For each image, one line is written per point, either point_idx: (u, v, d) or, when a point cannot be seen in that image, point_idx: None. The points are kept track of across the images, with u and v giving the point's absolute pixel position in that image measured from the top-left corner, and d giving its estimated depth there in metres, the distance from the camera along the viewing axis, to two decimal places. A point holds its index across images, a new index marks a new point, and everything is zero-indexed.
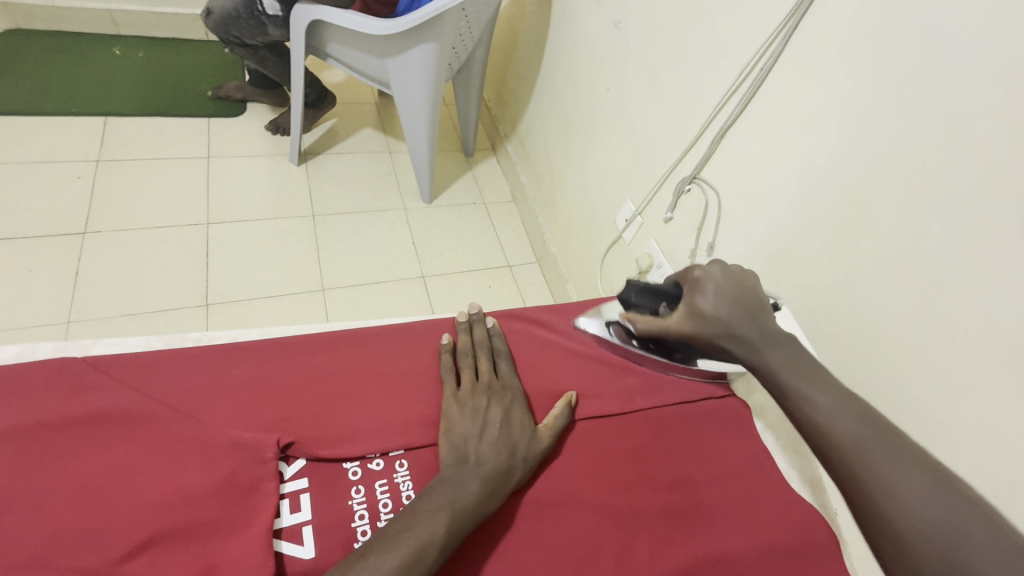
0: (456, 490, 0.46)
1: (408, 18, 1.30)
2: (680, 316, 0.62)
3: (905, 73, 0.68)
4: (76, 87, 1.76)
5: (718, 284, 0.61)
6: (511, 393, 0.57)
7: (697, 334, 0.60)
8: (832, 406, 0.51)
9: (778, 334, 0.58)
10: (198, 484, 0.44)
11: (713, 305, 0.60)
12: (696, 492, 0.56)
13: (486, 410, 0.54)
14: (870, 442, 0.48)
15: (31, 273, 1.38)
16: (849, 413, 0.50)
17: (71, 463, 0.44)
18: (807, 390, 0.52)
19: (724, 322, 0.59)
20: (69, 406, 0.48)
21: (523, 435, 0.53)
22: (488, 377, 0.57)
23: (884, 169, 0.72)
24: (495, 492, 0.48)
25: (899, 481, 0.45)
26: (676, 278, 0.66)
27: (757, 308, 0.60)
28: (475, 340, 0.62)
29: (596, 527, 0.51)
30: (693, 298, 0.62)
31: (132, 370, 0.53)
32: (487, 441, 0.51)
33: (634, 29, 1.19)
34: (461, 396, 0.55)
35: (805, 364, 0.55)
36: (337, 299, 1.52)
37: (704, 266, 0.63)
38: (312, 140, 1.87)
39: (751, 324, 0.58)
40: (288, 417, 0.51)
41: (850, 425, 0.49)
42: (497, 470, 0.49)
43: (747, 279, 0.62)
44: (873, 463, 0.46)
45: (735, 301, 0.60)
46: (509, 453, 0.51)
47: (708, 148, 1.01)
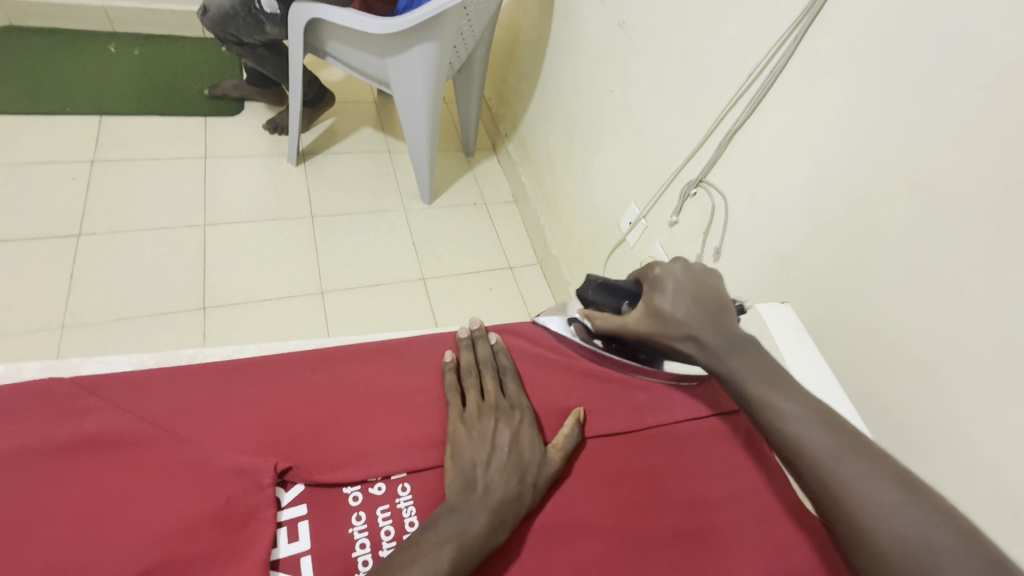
0: (464, 520, 0.44)
1: (409, 17, 1.27)
2: (638, 315, 0.61)
3: (921, 77, 0.65)
4: (71, 86, 1.73)
5: (677, 283, 0.59)
6: (518, 413, 0.55)
7: (656, 334, 0.59)
8: (800, 415, 0.49)
9: (740, 337, 0.56)
10: (194, 513, 0.42)
11: (672, 304, 0.58)
12: (710, 515, 0.54)
13: (492, 433, 0.52)
14: (842, 454, 0.46)
15: (25, 277, 1.35)
16: (820, 424, 0.48)
17: (61, 492, 0.42)
18: (775, 399, 0.50)
19: (682, 324, 0.57)
20: (60, 431, 0.46)
21: (532, 459, 0.51)
22: (492, 397, 0.55)
23: (899, 177, 0.70)
24: (504, 522, 0.46)
25: (877, 497, 0.44)
26: (637, 275, 0.65)
27: (716, 307, 0.58)
28: (480, 360, 0.60)
29: (607, 553, 0.49)
30: (652, 296, 0.60)
31: (126, 391, 0.51)
32: (495, 467, 0.49)
33: (639, 29, 1.17)
34: (468, 417, 0.53)
35: (771, 371, 0.53)
36: (336, 302, 1.50)
37: (665, 263, 0.62)
38: (310, 140, 1.84)
39: (710, 325, 0.56)
40: (288, 440, 0.49)
41: (821, 438, 0.47)
42: (505, 497, 0.47)
43: (708, 278, 0.61)
44: (846, 477, 0.45)
45: (695, 300, 0.58)
46: (519, 479, 0.49)
47: (716, 151, 0.99)
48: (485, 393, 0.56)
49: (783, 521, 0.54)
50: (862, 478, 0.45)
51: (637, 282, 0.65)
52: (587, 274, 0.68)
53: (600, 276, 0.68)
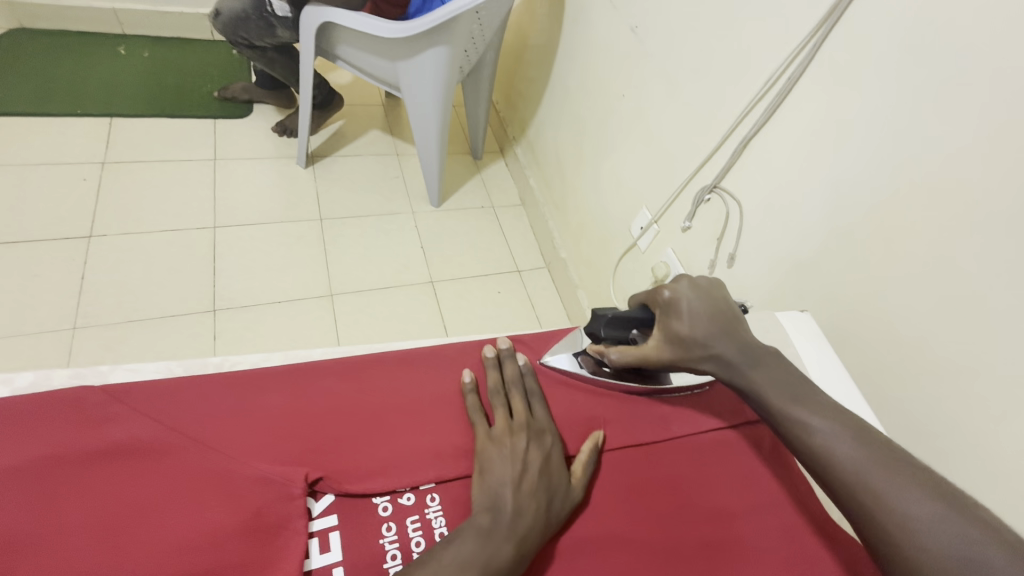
0: (492, 545, 0.43)
1: (422, 21, 1.27)
2: (656, 342, 0.60)
3: (942, 87, 0.65)
4: (81, 88, 1.74)
5: (691, 304, 0.59)
6: (548, 439, 0.54)
7: (676, 359, 0.58)
8: (828, 428, 0.48)
9: (761, 352, 0.55)
10: (225, 523, 0.42)
11: (688, 327, 0.58)
12: (737, 526, 0.54)
13: (522, 455, 0.51)
14: (875, 465, 0.45)
15: (36, 278, 1.35)
16: (849, 435, 0.48)
17: (91, 501, 0.42)
18: (802, 414, 0.50)
19: (701, 343, 0.57)
20: (86, 440, 0.45)
21: (559, 487, 0.50)
22: (524, 419, 0.55)
23: (918, 186, 0.69)
24: (528, 550, 0.45)
25: (911, 506, 0.43)
26: (645, 301, 0.65)
27: (733, 323, 0.58)
28: (512, 382, 0.59)
29: (638, 564, 0.49)
30: (667, 322, 0.60)
31: (151, 399, 0.51)
32: (523, 489, 0.48)
33: (652, 34, 1.17)
34: (496, 436, 0.53)
35: (793, 384, 0.53)
36: (346, 305, 1.50)
37: (672, 285, 0.61)
38: (319, 142, 1.85)
39: (729, 342, 0.56)
40: (317, 449, 0.49)
41: (850, 450, 0.47)
42: (530, 523, 0.46)
43: (716, 292, 0.60)
44: (879, 487, 0.44)
45: (711, 319, 0.57)
46: (546, 506, 0.48)
47: (731, 156, 0.99)
48: (515, 415, 0.55)
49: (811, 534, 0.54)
50: (896, 488, 0.44)
51: (646, 308, 0.64)
52: (595, 310, 0.68)
53: (604, 309, 0.68)
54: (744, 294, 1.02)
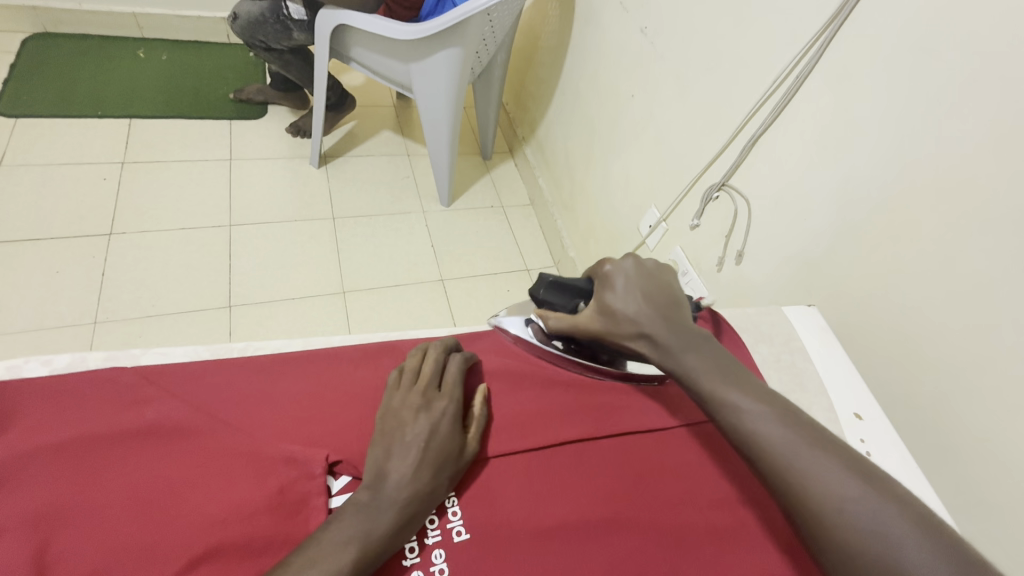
0: (372, 518, 0.43)
1: (433, 23, 1.29)
2: (591, 313, 0.60)
3: (948, 87, 0.66)
4: (101, 90, 1.78)
5: (628, 281, 0.58)
6: (440, 404, 0.51)
7: (607, 332, 0.58)
8: (759, 412, 0.46)
9: (692, 333, 0.54)
10: (250, 500, 0.44)
11: (623, 302, 0.57)
12: (745, 512, 0.52)
13: (404, 425, 0.49)
14: (805, 448, 0.44)
15: (58, 274, 1.39)
16: (779, 418, 0.46)
17: (125, 475, 0.44)
18: (731, 396, 0.48)
19: (633, 319, 0.56)
20: (122, 418, 0.47)
21: (448, 451, 0.48)
22: (418, 388, 0.52)
23: (929, 182, 0.70)
24: (410, 520, 0.44)
25: (833, 489, 0.42)
26: (589, 273, 0.64)
27: (670, 305, 0.57)
28: (421, 353, 0.57)
29: (642, 548, 0.47)
30: (603, 294, 0.59)
31: (180, 382, 0.53)
32: (405, 460, 0.46)
33: (662, 35, 1.18)
34: (393, 404, 0.51)
35: (724, 365, 0.51)
36: (358, 301, 1.52)
37: (615, 259, 0.61)
38: (332, 142, 1.88)
39: (663, 322, 0.55)
40: (337, 431, 0.51)
41: (778, 432, 0.45)
42: (416, 493, 0.45)
43: (657, 273, 0.60)
44: (804, 471, 0.43)
45: (644, 296, 0.57)
46: (433, 475, 0.46)
47: (740, 154, 0.99)
48: (413, 383, 0.53)
49: None
50: (822, 471, 0.43)
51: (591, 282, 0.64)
52: (540, 273, 0.67)
53: (550, 274, 0.66)
54: (752, 291, 1.03)
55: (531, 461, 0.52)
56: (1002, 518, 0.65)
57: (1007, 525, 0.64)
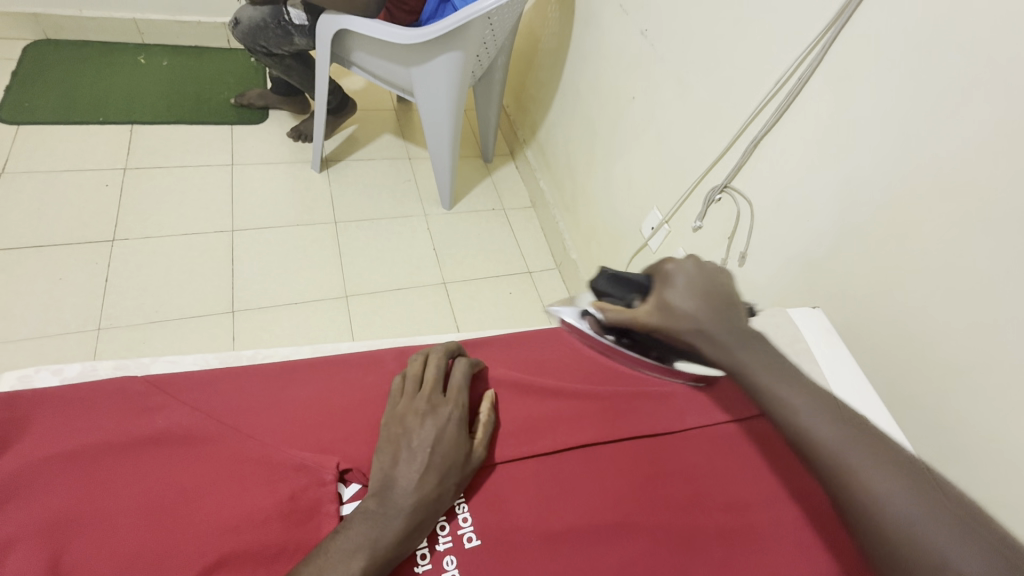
0: (380, 527, 0.43)
1: (434, 28, 1.30)
2: (649, 308, 0.56)
3: (949, 89, 0.67)
4: (103, 96, 1.79)
5: (689, 278, 0.55)
6: (446, 410, 0.51)
7: (665, 328, 0.54)
8: (810, 409, 0.47)
9: (753, 337, 0.52)
10: (261, 507, 0.44)
11: (683, 298, 0.54)
12: (752, 515, 0.53)
13: (410, 432, 0.49)
14: (855, 445, 0.45)
15: (61, 281, 1.40)
16: (831, 415, 0.46)
17: (138, 483, 0.44)
18: (786, 393, 0.48)
19: (694, 316, 0.53)
20: (134, 426, 0.48)
21: (454, 457, 0.48)
22: (422, 394, 0.52)
23: (932, 183, 0.70)
24: (419, 527, 0.44)
25: (881, 485, 0.42)
26: (649, 268, 0.60)
27: (728, 306, 0.54)
28: (424, 357, 0.57)
29: (652, 552, 0.47)
30: (663, 290, 0.55)
31: (191, 389, 0.53)
32: (412, 467, 0.46)
33: (661, 37, 1.19)
34: (400, 410, 0.51)
35: (782, 365, 0.50)
36: (361, 305, 1.53)
37: (677, 258, 0.57)
38: (333, 147, 1.88)
39: (724, 322, 0.52)
40: (347, 437, 0.51)
41: (828, 427, 0.46)
42: (423, 500, 0.45)
43: (719, 274, 0.56)
44: (853, 466, 0.44)
45: (707, 296, 0.54)
46: (440, 481, 0.46)
47: (741, 156, 1.00)
48: (417, 390, 0.53)
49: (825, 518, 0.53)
50: (872, 469, 0.43)
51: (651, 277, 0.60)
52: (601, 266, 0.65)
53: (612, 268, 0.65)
54: (755, 292, 1.03)
55: (540, 466, 0.52)
56: (1010, 518, 0.65)
57: (1015, 526, 0.64)
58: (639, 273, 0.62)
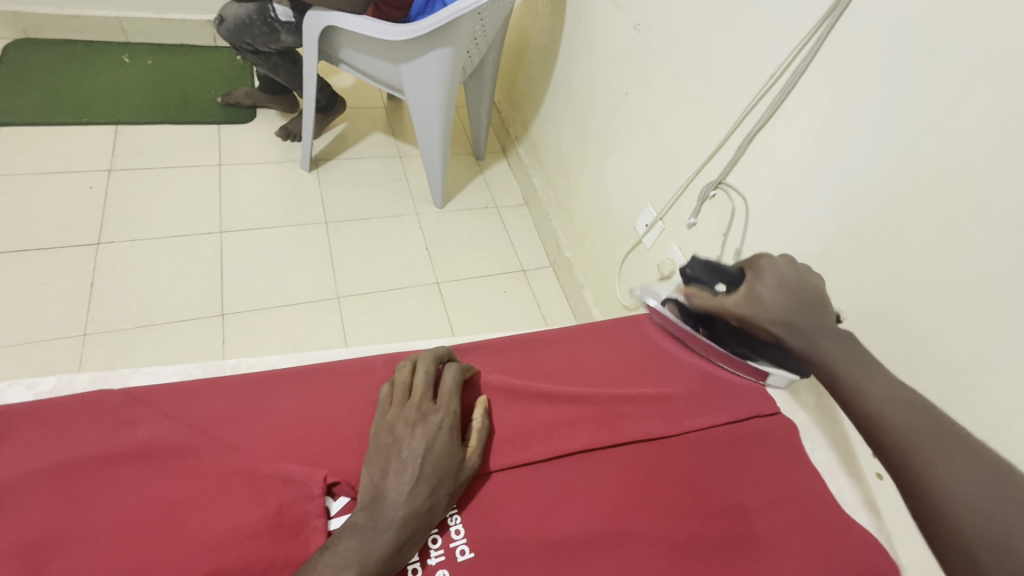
0: (370, 540, 0.41)
1: (423, 23, 1.28)
2: (737, 297, 0.62)
3: (948, 81, 0.65)
4: (86, 97, 1.75)
5: (780, 274, 0.61)
6: (437, 417, 0.50)
7: (750, 316, 0.61)
8: (886, 395, 0.51)
9: (835, 331, 0.58)
10: (247, 521, 0.42)
11: (772, 291, 0.60)
12: (751, 518, 0.52)
13: (400, 441, 0.47)
14: (927, 431, 0.47)
15: (45, 286, 1.37)
16: (906, 404, 0.50)
17: (117, 501, 0.42)
18: (863, 381, 0.52)
19: (780, 308, 0.59)
20: (113, 440, 0.46)
21: (446, 465, 0.47)
22: (412, 402, 0.51)
23: (929, 178, 0.69)
24: (412, 538, 0.43)
25: (948, 467, 0.44)
26: (743, 262, 0.66)
27: (817, 304, 0.60)
28: (413, 363, 0.55)
29: (650, 562, 0.46)
30: (753, 282, 0.62)
31: (173, 401, 0.51)
32: (402, 478, 0.45)
33: (654, 32, 1.17)
34: (393, 418, 0.49)
35: (860, 357, 0.55)
36: (352, 306, 1.51)
37: (770, 255, 0.64)
38: (323, 146, 1.85)
39: (809, 316, 0.59)
40: (335, 448, 0.49)
41: (905, 414, 0.49)
42: (416, 511, 0.44)
43: (809, 276, 0.63)
44: (924, 449, 0.46)
45: (794, 292, 0.60)
46: (433, 490, 0.45)
47: (736, 152, 0.99)
48: (406, 398, 0.51)
49: (825, 520, 0.53)
50: (942, 454, 0.45)
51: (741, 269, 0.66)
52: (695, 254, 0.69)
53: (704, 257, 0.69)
54: None
55: (535, 473, 0.51)
56: None
57: None
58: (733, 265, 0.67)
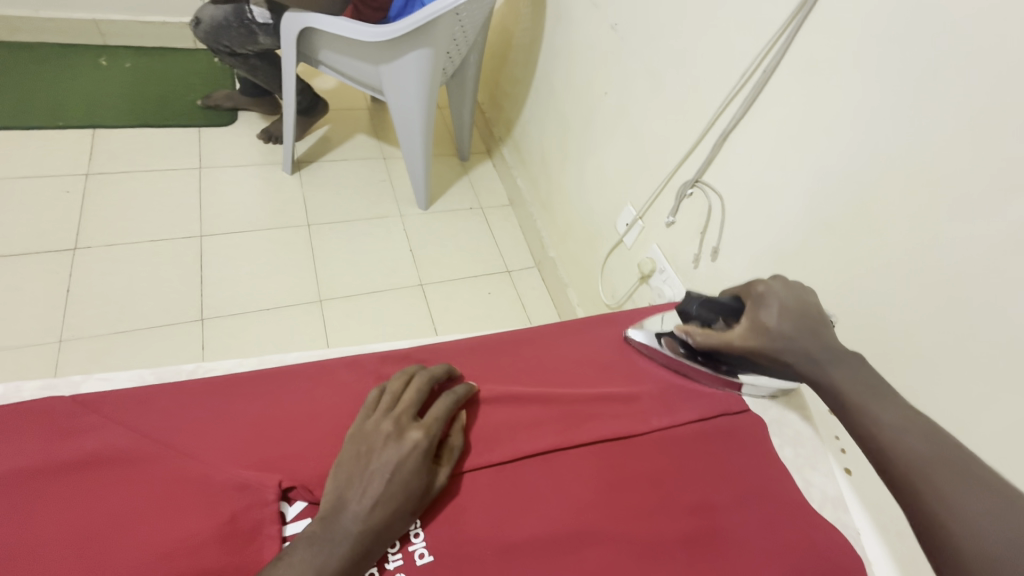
0: (323, 555, 0.40)
1: (402, 24, 1.27)
2: (743, 330, 0.60)
3: (914, 78, 0.66)
4: (62, 100, 1.73)
5: (782, 300, 0.59)
6: (414, 434, 0.48)
7: (758, 349, 0.58)
8: (898, 422, 0.47)
9: (842, 351, 0.55)
10: (199, 530, 0.41)
11: (777, 320, 0.58)
12: (717, 516, 0.51)
13: (373, 453, 0.46)
14: (941, 462, 0.44)
15: (19, 292, 1.34)
16: (920, 433, 0.46)
17: (63, 512, 0.41)
18: (873, 409, 0.49)
19: (786, 334, 0.57)
20: (61, 450, 0.45)
21: (413, 485, 0.45)
22: (392, 415, 0.49)
23: (895, 173, 0.70)
24: (365, 558, 0.42)
25: (965, 504, 0.41)
26: (738, 291, 0.65)
27: (820, 325, 0.57)
28: (407, 377, 0.54)
29: (614, 562, 0.46)
30: (756, 312, 0.60)
31: (127, 409, 0.50)
32: (367, 492, 0.44)
33: (631, 31, 1.18)
34: (370, 428, 0.48)
35: (871, 382, 0.51)
36: (335, 309, 1.50)
37: (768, 281, 0.62)
38: (305, 148, 1.84)
39: (815, 339, 0.56)
40: (295, 453, 0.49)
41: (918, 442, 0.46)
42: (374, 530, 0.42)
43: (807, 294, 0.61)
44: (938, 482, 0.43)
45: (798, 317, 0.58)
46: (394, 511, 0.44)
47: (711, 149, 0.99)
48: (390, 408, 0.50)
49: (790, 517, 0.53)
50: (957, 489, 0.42)
51: (738, 299, 0.65)
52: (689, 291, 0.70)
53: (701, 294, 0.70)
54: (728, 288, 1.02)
55: (500, 473, 0.51)
56: None
57: None
58: (727, 295, 0.67)
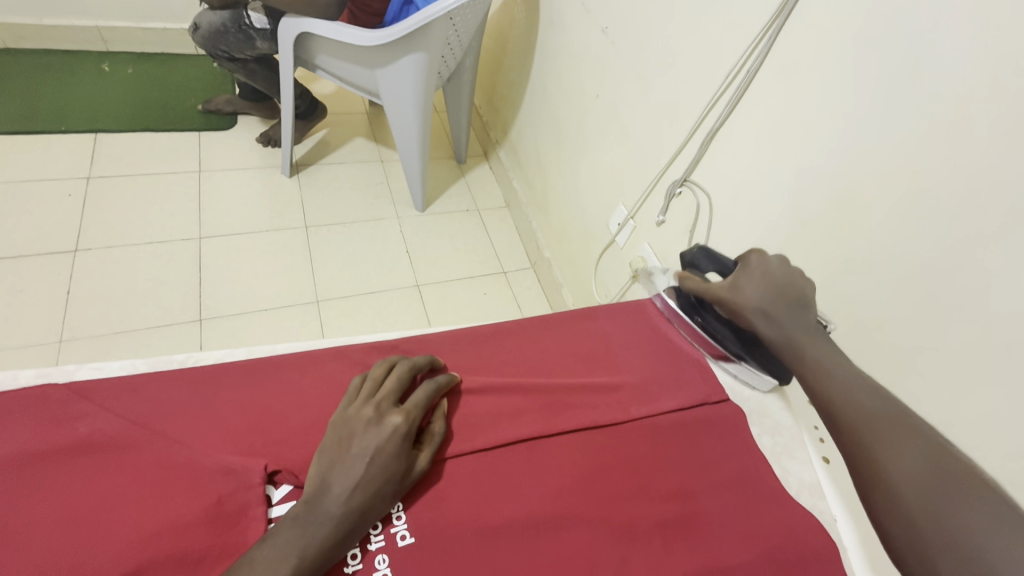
0: (307, 536, 0.42)
1: (397, 28, 1.29)
2: (723, 284, 0.66)
3: (891, 77, 0.68)
4: (64, 106, 1.75)
5: (769, 270, 0.63)
6: (394, 419, 0.49)
7: (731, 303, 0.64)
8: (849, 381, 0.52)
9: (808, 326, 0.59)
10: (186, 512, 0.43)
11: (756, 285, 0.62)
12: (694, 501, 0.53)
13: (353, 438, 0.47)
14: (885, 418, 0.48)
15: (21, 293, 1.36)
16: (869, 394, 0.50)
17: (57, 494, 0.43)
18: (828, 367, 0.54)
19: (759, 299, 0.61)
20: (54, 435, 0.46)
21: (394, 467, 0.46)
22: (373, 401, 0.50)
23: (875, 170, 0.72)
24: (348, 540, 0.43)
25: (907, 465, 0.44)
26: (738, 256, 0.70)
27: (798, 300, 0.61)
28: (389, 365, 0.55)
29: (591, 544, 0.47)
30: (740, 275, 0.65)
31: (118, 397, 0.52)
32: (348, 475, 0.45)
33: (622, 33, 1.19)
34: (353, 412, 0.50)
35: (831, 352, 0.56)
36: (331, 309, 1.51)
37: (762, 252, 0.65)
38: (304, 151, 1.86)
39: (787, 311, 0.60)
40: (280, 440, 0.50)
41: (869, 401, 0.49)
42: (355, 512, 0.44)
43: (799, 276, 0.63)
44: (880, 436, 0.46)
45: (777, 289, 0.61)
46: (375, 492, 0.45)
47: (698, 149, 1.01)
48: (371, 394, 0.51)
49: (764, 503, 0.54)
50: (896, 441, 0.46)
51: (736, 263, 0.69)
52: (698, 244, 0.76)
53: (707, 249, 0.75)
54: None
55: (483, 459, 0.52)
56: None
57: None
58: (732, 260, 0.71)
